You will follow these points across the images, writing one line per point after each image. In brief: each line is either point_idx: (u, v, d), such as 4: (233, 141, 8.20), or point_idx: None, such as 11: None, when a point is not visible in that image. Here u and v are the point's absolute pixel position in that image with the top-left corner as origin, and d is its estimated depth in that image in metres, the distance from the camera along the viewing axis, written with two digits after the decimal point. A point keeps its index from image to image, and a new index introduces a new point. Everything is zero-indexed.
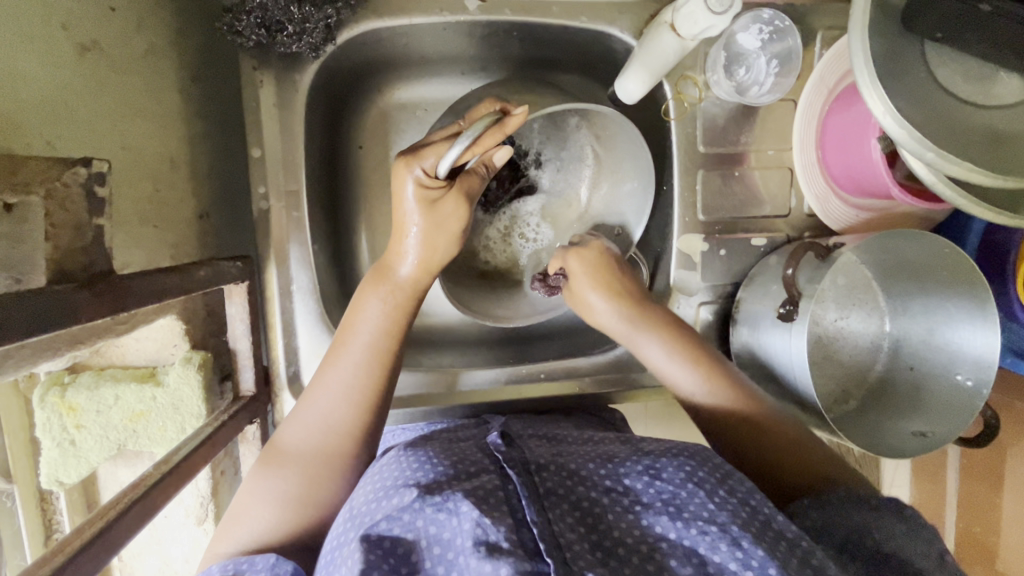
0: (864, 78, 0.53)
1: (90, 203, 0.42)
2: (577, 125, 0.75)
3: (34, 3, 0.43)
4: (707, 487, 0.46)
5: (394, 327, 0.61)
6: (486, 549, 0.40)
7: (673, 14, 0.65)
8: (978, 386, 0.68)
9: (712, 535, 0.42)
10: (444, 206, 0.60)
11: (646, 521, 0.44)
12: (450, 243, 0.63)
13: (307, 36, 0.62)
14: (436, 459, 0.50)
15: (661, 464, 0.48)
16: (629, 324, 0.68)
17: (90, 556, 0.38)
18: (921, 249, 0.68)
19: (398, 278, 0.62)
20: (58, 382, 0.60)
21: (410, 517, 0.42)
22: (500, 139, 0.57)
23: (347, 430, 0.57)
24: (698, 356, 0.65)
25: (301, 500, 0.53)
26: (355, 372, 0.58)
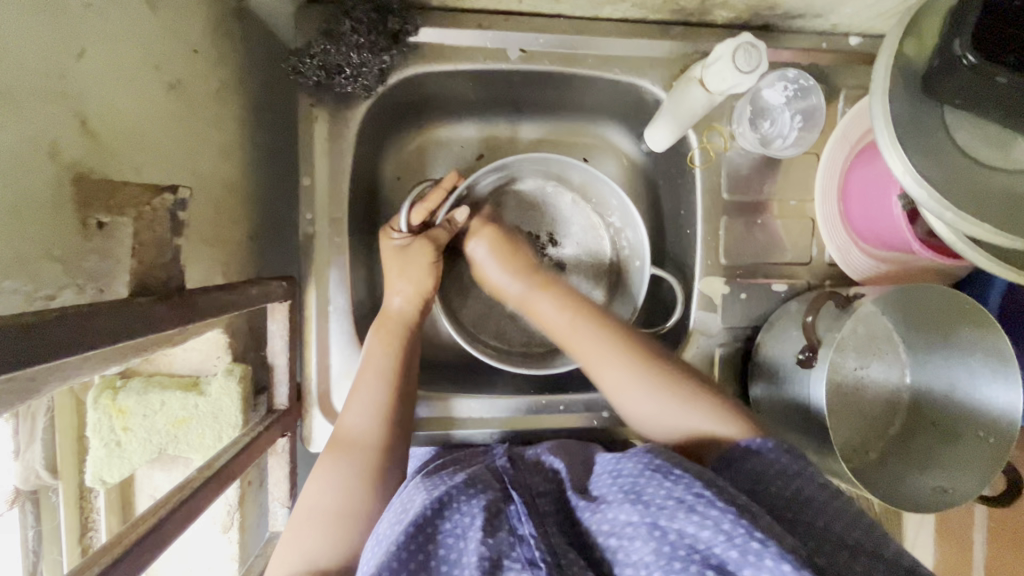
0: (886, 140, 0.55)
1: (173, 224, 0.44)
2: (571, 202, 0.86)
3: (134, 47, 0.48)
4: (663, 472, 0.47)
5: (399, 354, 0.67)
6: (490, 564, 0.42)
7: (703, 70, 0.68)
8: (1002, 442, 0.69)
9: (670, 508, 0.43)
10: (412, 249, 0.72)
11: (611, 514, 0.45)
12: (426, 278, 0.72)
13: (362, 78, 0.68)
14: (448, 480, 0.52)
15: (624, 464, 0.50)
16: (534, 288, 0.71)
17: (145, 550, 0.41)
18: (942, 304, 0.69)
19: (394, 314, 0.71)
20: (111, 385, 0.65)
21: (424, 536, 0.45)
22: (441, 194, 0.74)
23: (372, 445, 0.62)
24: (601, 321, 0.68)
25: (342, 514, 0.56)
26: (370, 400, 0.64)
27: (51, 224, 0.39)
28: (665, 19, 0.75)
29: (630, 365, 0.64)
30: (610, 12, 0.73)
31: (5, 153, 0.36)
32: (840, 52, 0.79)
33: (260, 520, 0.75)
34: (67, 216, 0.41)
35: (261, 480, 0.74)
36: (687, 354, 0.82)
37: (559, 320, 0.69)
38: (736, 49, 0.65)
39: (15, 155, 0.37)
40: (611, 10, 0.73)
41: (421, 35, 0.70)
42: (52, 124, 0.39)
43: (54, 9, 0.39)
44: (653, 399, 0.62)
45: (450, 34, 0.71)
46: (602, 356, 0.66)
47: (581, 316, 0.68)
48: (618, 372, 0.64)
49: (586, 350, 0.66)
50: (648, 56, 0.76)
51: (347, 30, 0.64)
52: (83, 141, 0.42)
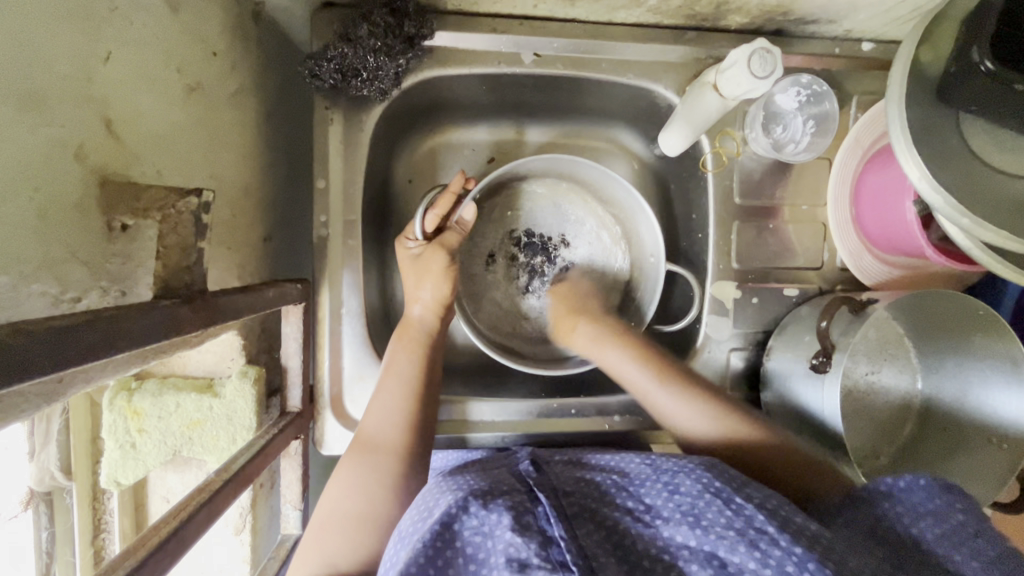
0: (901, 144, 0.56)
1: (196, 227, 0.44)
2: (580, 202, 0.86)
3: (156, 50, 0.48)
4: (723, 496, 0.47)
5: (421, 361, 0.68)
6: (519, 565, 0.41)
7: (717, 75, 0.69)
8: (1014, 450, 0.69)
9: (730, 539, 0.43)
10: (428, 256, 0.72)
11: (666, 532, 0.46)
12: (444, 285, 0.72)
13: (378, 82, 0.68)
14: (473, 481, 0.51)
15: (679, 479, 0.50)
16: (597, 334, 0.75)
17: (167, 554, 0.41)
18: (955, 310, 0.69)
19: (415, 322, 0.71)
20: (126, 387, 0.65)
21: (450, 535, 0.45)
22: (451, 200, 0.72)
23: (394, 450, 0.61)
24: (663, 364, 0.72)
25: (364, 518, 0.57)
26: (393, 406, 0.64)
27: (76, 226, 0.39)
28: (678, 24, 0.75)
29: (697, 406, 0.68)
30: (625, 16, 0.73)
31: (33, 156, 0.36)
32: (852, 58, 0.79)
33: (271, 522, 0.75)
34: (93, 218, 0.41)
35: (272, 483, 0.74)
36: (698, 357, 0.82)
37: (628, 366, 0.71)
38: (752, 53, 0.65)
39: (43, 158, 0.37)
40: (625, 15, 0.73)
41: (436, 39, 0.70)
42: (78, 127, 0.39)
43: (82, 11, 0.39)
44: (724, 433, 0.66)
45: (465, 38, 0.71)
46: (672, 399, 0.69)
47: (646, 359, 0.71)
48: (693, 413, 0.68)
49: (659, 396, 0.69)
50: (662, 60, 0.76)
51: (364, 34, 0.64)
52: (107, 143, 0.42)
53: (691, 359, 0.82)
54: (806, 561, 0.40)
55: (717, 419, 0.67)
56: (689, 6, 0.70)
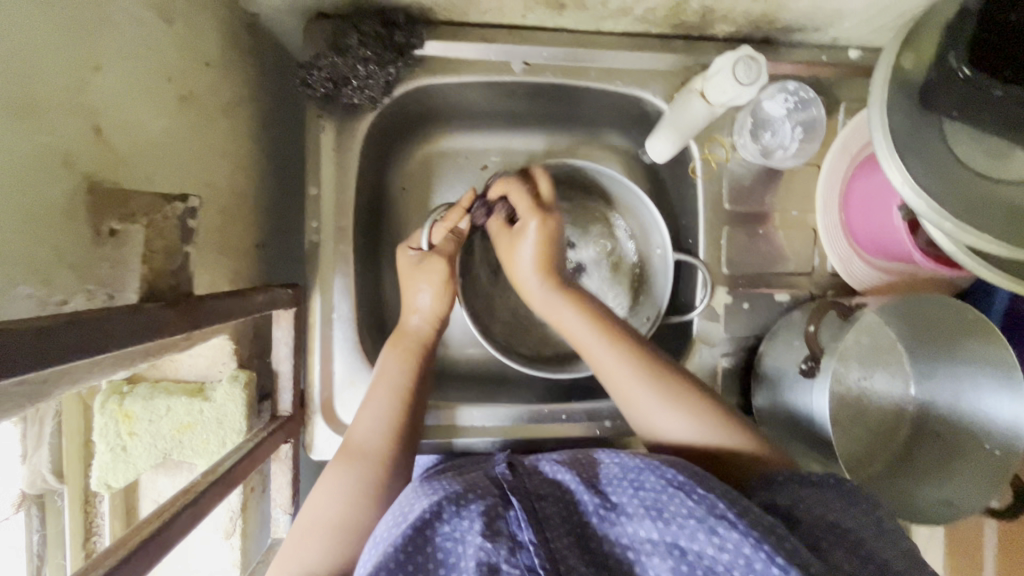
0: (884, 151, 0.56)
1: (182, 232, 0.45)
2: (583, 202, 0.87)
3: (148, 61, 0.49)
4: (686, 489, 0.47)
5: (415, 373, 0.68)
6: (489, 569, 0.43)
7: (704, 83, 0.69)
8: (1008, 455, 0.68)
9: (690, 527, 0.44)
10: (431, 263, 0.71)
11: (630, 527, 0.47)
12: (449, 296, 0.72)
13: (368, 90, 0.69)
14: (448, 484, 0.51)
15: (643, 474, 0.49)
16: (550, 290, 0.71)
17: (147, 554, 0.41)
18: (946, 315, 0.69)
19: (412, 332, 0.71)
20: (118, 391, 0.66)
21: (423, 539, 0.45)
22: (462, 213, 0.74)
23: (378, 459, 0.62)
24: (619, 332, 0.68)
25: (341, 527, 0.56)
26: (381, 417, 0.65)
27: (64, 230, 0.40)
28: (666, 33, 0.76)
29: (660, 390, 0.63)
30: (612, 25, 0.74)
31: (21, 162, 0.37)
32: (840, 65, 0.80)
33: (262, 526, 0.75)
34: (81, 223, 0.42)
35: (263, 487, 0.75)
36: (690, 363, 0.83)
37: (582, 330, 0.68)
38: (737, 61, 0.65)
39: (31, 163, 0.38)
40: (613, 24, 0.74)
41: (427, 48, 0.72)
42: (67, 134, 0.40)
43: (74, 23, 0.40)
44: (673, 416, 0.62)
45: (455, 47, 0.72)
46: (623, 371, 0.65)
47: (602, 325, 0.68)
48: (641, 389, 0.64)
49: (607, 363, 0.66)
50: (650, 69, 0.77)
51: (355, 43, 0.65)
52: (96, 150, 0.43)
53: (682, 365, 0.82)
54: (762, 544, 0.42)
55: (669, 399, 0.63)
56: (675, 15, 0.71)
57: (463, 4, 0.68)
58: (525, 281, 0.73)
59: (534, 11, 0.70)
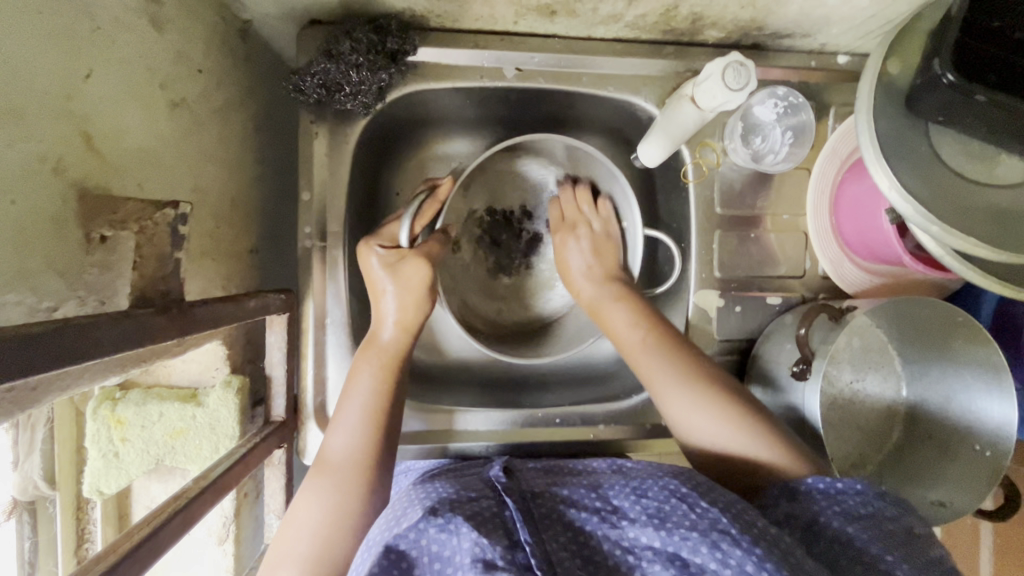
0: (870, 155, 0.57)
1: (173, 238, 0.47)
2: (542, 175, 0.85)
3: (140, 70, 0.49)
4: (689, 500, 0.48)
5: (388, 388, 0.66)
6: (484, 564, 0.42)
7: (694, 88, 0.70)
8: (999, 456, 0.69)
9: (693, 540, 0.44)
10: (406, 269, 0.69)
11: (632, 533, 0.47)
12: (420, 303, 0.69)
13: (361, 96, 0.70)
14: (443, 488, 0.52)
15: (646, 485, 0.51)
16: (607, 292, 0.74)
17: (137, 561, 0.41)
18: (935, 317, 0.69)
19: (383, 343, 0.68)
20: (110, 397, 0.66)
21: (415, 536, 0.45)
22: (437, 206, 0.73)
23: (349, 484, 0.60)
24: (670, 337, 0.69)
25: (319, 558, 0.56)
26: (352, 435, 0.63)
27: (53, 237, 0.40)
28: (657, 39, 0.77)
29: (704, 396, 0.64)
30: (604, 32, 0.74)
31: (11, 171, 0.37)
32: (829, 71, 0.81)
33: (255, 532, 0.75)
34: (70, 230, 0.42)
35: (257, 492, 0.75)
36: None
37: (632, 331, 0.70)
38: (726, 67, 0.66)
39: (21, 172, 0.38)
40: (604, 30, 0.74)
41: (419, 54, 0.72)
42: (57, 142, 0.41)
43: (63, 31, 0.41)
44: (713, 420, 0.63)
45: (447, 53, 0.73)
46: (670, 373, 0.66)
47: (655, 327, 0.70)
48: (684, 392, 0.65)
49: (653, 365, 0.67)
50: (641, 74, 0.78)
51: (346, 49, 0.65)
52: (87, 157, 0.43)
53: None
54: (765, 563, 0.42)
55: (712, 403, 0.64)
56: (665, 21, 0.72)
57: (455, 11, 0.68)
58: (579, 284, 0.77)
59: (526, 18, 0.70)
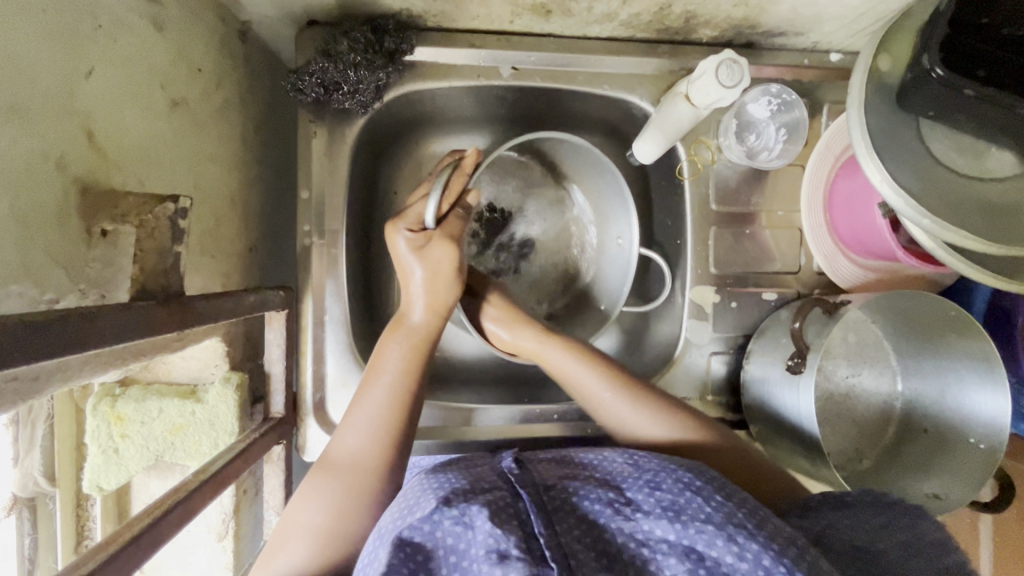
0: (863, 150, 0.58)
1: (173, 232, 0.46)
2: (541, 175, 0.88)
3: (141, 68, 0.50)
4: (704, 494, 0.48)
5: (415, 369, 0.67)
6: (500, 555, 0.42)
7: (689, 85, 0.71)
8: (993, 448, 0.69)
9: (709, 533, 0.44)
10: (435, 251, 0.69)
11: (647, 525, 0.46)
12: (450, 284, 0.70)
13: (359, 95, 0.70)
14: (456, 479, 0.51)
15: (660, 478, 0.51)
16: (536, 339, 0.73)
17: (134, 553, 0.41)
18: (927, 310, 0.70)
19: (413, 324, 0.70)
20: (110, 394, 0.66)
21: (432, 527, 0.45)
22: (463, 181, 0.70)
23: (371, 462, 0.61)
24: (615, 371, 0.70)
25: (331, 532, 0.57)
26: (378, 412, 0.63)
27: (55, 231, 0.41)
28: (651, 37, 0.78)
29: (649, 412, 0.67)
30: (599, 31, 0.75)
31: (14, 165, 0.37)
32: (822, 69, 0.82)
33: (255, 529, 0.76)
34: (71, 225, 0.42)
35: (257, 489, 0.75)
36: (679, 362, 0.84)
37: (582, 375, 0.70)
38: (720, 64, 0.67)
39: (24, 166, 0.38)
40: (599, 30, 0.75)
41: (417, 54, 0.73)
42: (59, 137, 0.41)
43: (68, 29, 0.42)
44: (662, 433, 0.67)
45: (444, 52, 0.74)
46: (622, 404, 0.68)
47: (592, 365, 0.71)
48: (639, 417, 0.67)
49: (607, 401, 0.69)
50: (636, 73, 0.79)
51: (344, 49, 0.66)
52: (88, 153, 0.44)
53: (672, 364, 0.84)
54: (782, 558, 0.42)
55: (664, 423, 0.67)
56: (659, 20, 0.73)
57: (452, 11, 0.69)
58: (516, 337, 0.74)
59: (522, 17, 0.71)
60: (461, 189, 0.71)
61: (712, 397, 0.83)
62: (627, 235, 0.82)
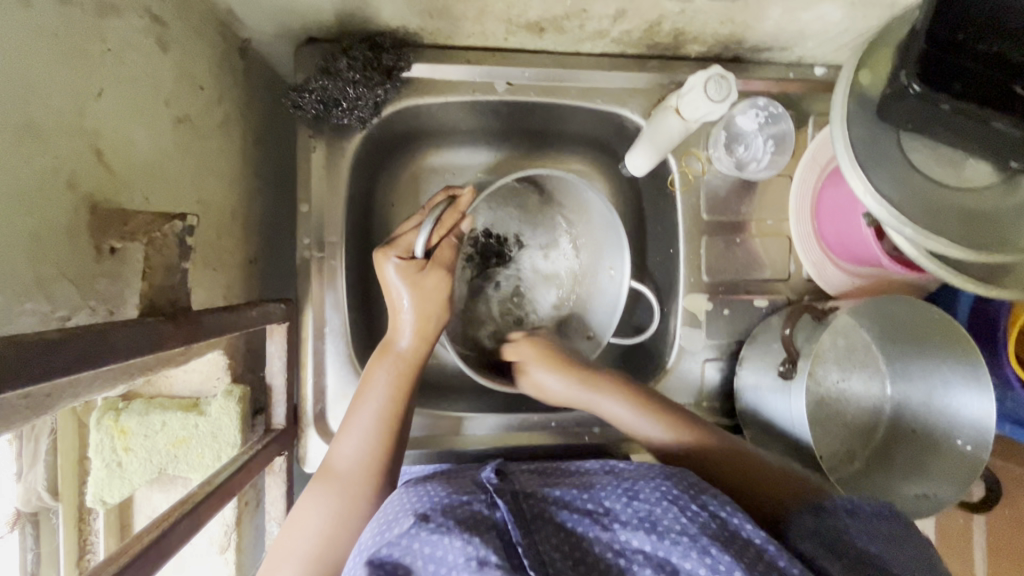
0: (846, 161, 0.60)
1: (180, 249, 0.47)
2: (537, 202, 0.88)
3: (147, 88, 0.51)
4: (679, 502, 0.49)
5: (400, 396, 0.67)
6: (477, 563, 0.43)
7: (678, 100, 0.73)
8: (979, 450, 0.71)
9: (684, 544, 0.45)
10: (427, 281, 0.69)
11: (623, 537, 0.47)
12: (439, 314, 0.70)
13: (358, 110, 0.72)
14: (435, 490, 0.52)
15: (638, 487, 0.52)
16: (584, 388, 0.74)
17: (145, 564, 0.42)
18: (913, 314, 0.72)
19: (400, 349, 0.69)
20: (114, 407, 0.68)
21: (408, 541, 0.45)
22: (457, 216, 0.71)
23: (359, 487, 0.62)
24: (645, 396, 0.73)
25: (321, 560, 0.57)
26: (365, 441, 0.64)
27: (68, 249, 0.42)
28: (641, 53, 0.80)
29: (661, 420, 0.70)
30: (590, 47, 0.78)
31: (27, 185, 0.39)
32: (808, 82, 0.84)
33: (256, 541, 0.77)
34: (83, 241, 0.44)
35: (258, 500, 0.76)
36: (674, 369, 0.85)
37: (626, 417, 0.72)
38: (708, 79, 0.69)
39: (37, 185, 0.39)
40: (591, 46, 0.77)
41: (413, 71, 0.75)
42: (71, 157, 0.42)
43: (79, 54, 0.43)
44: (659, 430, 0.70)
45: (440, 69, 0.75)
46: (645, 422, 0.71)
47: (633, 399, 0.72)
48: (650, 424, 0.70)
49: (628, 419, 0.72)
50: (628, 87, 0.81)
51: (343, 67, 0.68)
52: (98, 172, 0.45)
53: (667, 371, 0.85)
54: (752, 568, 0.44)
55: (669, 426, 0.70)
56: (649, 37, 0.75)
57: (448, 28, 0.71)
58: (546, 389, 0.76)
59: (516, 35, 0.73)
60: (454, 222, 0.71)
61: (706, 402, 0.85)
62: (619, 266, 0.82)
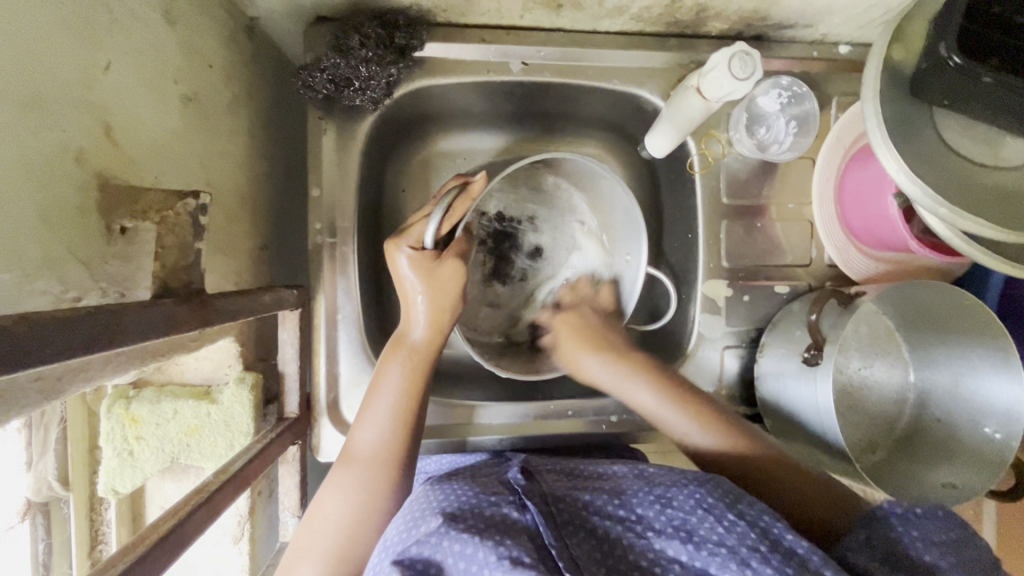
0: (878, 139, 0.57)
1: (194, 228, 0.45)
2: (553, 184, 0.85)
3: (155, 63, 0.50)
4: (716, 512, 0.47)
5: (416, 389, 0.65)
6: (511, 563, 0.41)
7: (700, 79, 0.70)
8: (1009, 438, 0.68)
9: (721, 556, 0.44)
10: (442, 269, 0.66)
11: (658, 545, 0.46)
12: (451, 305, 0.68)
13: (370, 91, 0.69)
14: (463, 489, 0.51)
15: (672, 494, 0.50)
16: (622, 371, 0.73)
17: (163, 552, 0.41)
18: (939, 300, 0.70)
19: (414, 341, 0.67)
20: (124, 395, 0.66)
21: (438, 541, 0.44)
22: (469, 204, 0.67)
23: (377, 484, 0.60)
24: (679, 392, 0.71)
25: (343, 558, 0.56)
26: (381, 434, 0.62)
27: (77, 227, 0.41)
28: (661, 31, 0.78)
29: (696, 420, 0.69)
30: (608, 25, 0.75)
31: (33, 159, 0.37)
32: (831, 60, 0.82)
33: (270, 531, 0.76)
34: (92, 219, 0.42)
35: (271, 490, 0.75)
36: (692, 357, 0.84)
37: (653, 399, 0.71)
38: (732, 56, 0.66)
39: (42, 161, 0.38)
40: (610, 24, 0.75)
41: (427, 50, 0.72)
42: (75, 130, 0.40)
43: (82, 21, 0.41)
44: (708, 437, 0.68)
45: (453, 48, 0.73)
46: (683, 420, 0.69)
47: (657, 386, 0.72)
48: (680, 416, 0.69)
49: (663, 414, 0.70)
50: (647, 66, 0.78)
51: (355, 45, 0.65)
52: (106, 149, 0.43)
53: (684, 359, 0.83)
54: None
55: (710, 428, 0.68)
56: (670, 13, 0.73)
57: (463, 5, 0.68)
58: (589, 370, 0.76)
59: (532, 12, 0.71)
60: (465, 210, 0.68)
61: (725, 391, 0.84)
62: (635, 253, 0.78)
